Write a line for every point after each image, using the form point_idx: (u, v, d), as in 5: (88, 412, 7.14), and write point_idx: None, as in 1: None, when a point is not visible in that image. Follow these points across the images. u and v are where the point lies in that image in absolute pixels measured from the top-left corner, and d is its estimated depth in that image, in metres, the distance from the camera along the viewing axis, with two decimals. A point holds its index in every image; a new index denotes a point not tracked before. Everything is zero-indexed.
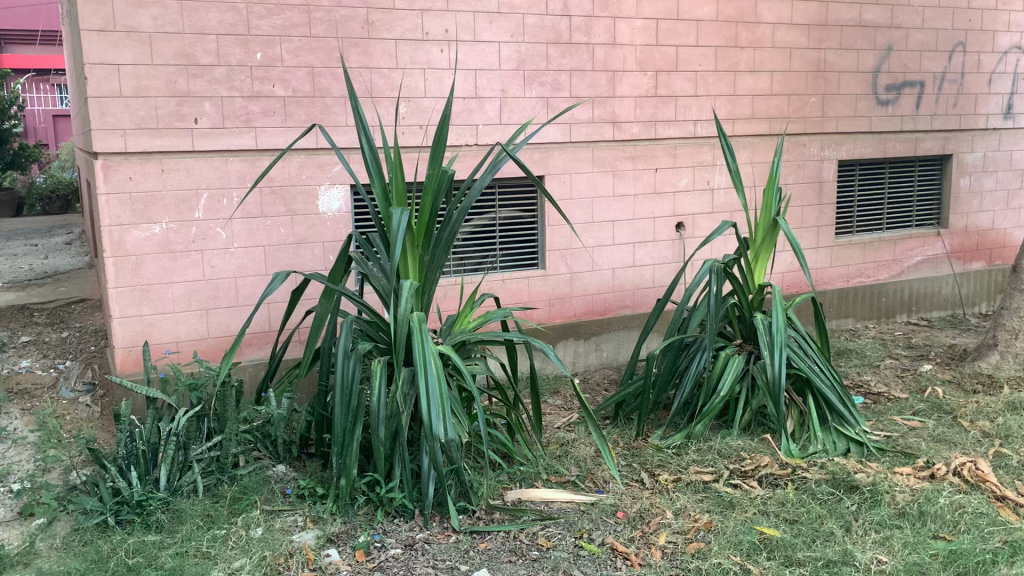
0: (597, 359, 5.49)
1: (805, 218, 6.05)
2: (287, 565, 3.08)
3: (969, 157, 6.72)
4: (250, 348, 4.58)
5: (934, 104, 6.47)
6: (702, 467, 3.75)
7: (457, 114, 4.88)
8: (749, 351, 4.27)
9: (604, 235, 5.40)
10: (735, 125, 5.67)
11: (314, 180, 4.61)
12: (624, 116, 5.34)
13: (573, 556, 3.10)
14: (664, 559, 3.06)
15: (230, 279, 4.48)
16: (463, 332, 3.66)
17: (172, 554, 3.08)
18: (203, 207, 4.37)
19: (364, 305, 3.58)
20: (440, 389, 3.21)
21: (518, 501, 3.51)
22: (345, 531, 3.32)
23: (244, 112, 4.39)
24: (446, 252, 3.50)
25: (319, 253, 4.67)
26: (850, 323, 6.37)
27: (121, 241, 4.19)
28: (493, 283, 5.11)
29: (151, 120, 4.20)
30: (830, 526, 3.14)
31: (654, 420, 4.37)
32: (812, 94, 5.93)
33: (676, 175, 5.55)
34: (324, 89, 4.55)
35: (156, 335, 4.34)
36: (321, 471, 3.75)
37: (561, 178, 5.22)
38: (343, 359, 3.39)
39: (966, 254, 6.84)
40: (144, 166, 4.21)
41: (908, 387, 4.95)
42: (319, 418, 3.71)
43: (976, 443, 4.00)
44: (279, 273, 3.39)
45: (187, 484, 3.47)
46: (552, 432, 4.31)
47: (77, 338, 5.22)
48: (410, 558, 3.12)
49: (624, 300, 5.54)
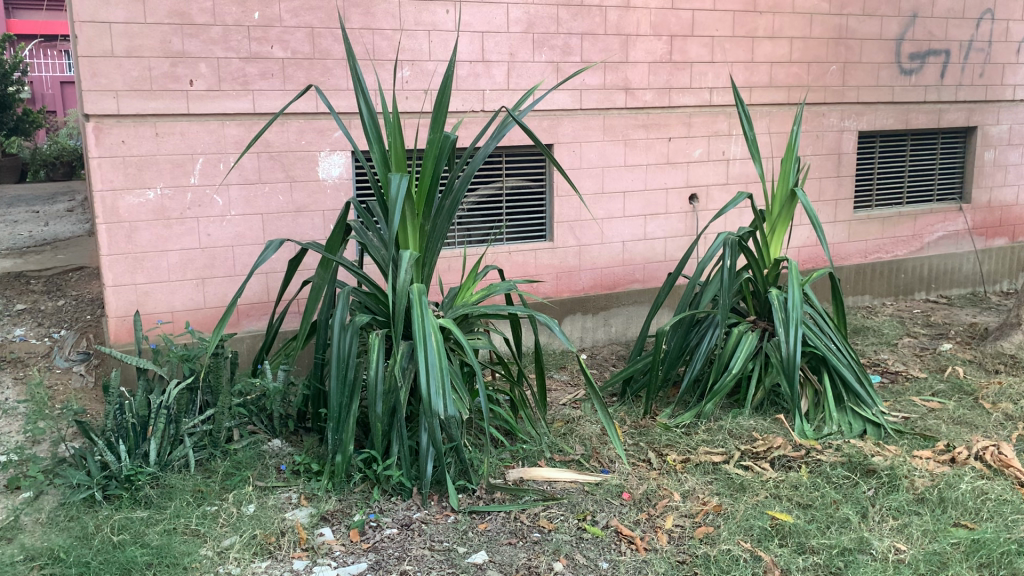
0: (605, 335, 5.34)
1: (824, 191, 5.86)
2: (279, 544, 2.97)
3: (994, 129, 6.49)
4: (247, 318, 4.46)
5: (960, 74, 6.24)
6: (712, 448, 3.61)
7: (462, 78, 4.71)
8: (763, 329, 4.11)
9: (615, 207, 5.23)
10: (752, 93, 5.47)
11: (313, 146, 4.45)
12: (638, 83, 5.14)
13: (575, 539, 2.97)
14: (671, 544, 2.93)
15: (226, 248, 4.34)
16: (465, 305, 3.51)
17: (159, 530, 2.97)
18: (199, 172, 4.22)
19: (364, 277, 3.43)
20: (440, 363, 3.08)
21: (520, 481, 3.39)
22: (340, 509, 3.20)
23: (242, 74, 4.23)
24: (448, 221, 3.36)
25: (318, 222, 4.53)
26: (866, 300, 6.20)
27: (114, 207, 4.07)
28: (498, 255, 4.98)
29: (145, 81, 4.04)
30: (845, 511, 3.00)
31: (663, 398, 4.23)
32: (832, 62, 5.71)
33: (690, 144, 5.37)
34: (324, 51, 4.38)
35: (150, 304, 4.22)
36: (317, 447, 3.63)
37: (570, 147, 5.05)
38: (339, 332, 3.25)
39: (989, 230, 6.63)
40: (138, 130, 4.06)
41: (927, 366, 4.79)
42: (315, 392, 3.59)
43: (998, 426, 3.84)
44: (272, 242, 3.23)
45: (178, 458, 3.37)
46: (557, 409, 4.18)
47: (73, 306, 5.09)
48: (406, 539, 2.99)
49: (634, 274, 5.38)
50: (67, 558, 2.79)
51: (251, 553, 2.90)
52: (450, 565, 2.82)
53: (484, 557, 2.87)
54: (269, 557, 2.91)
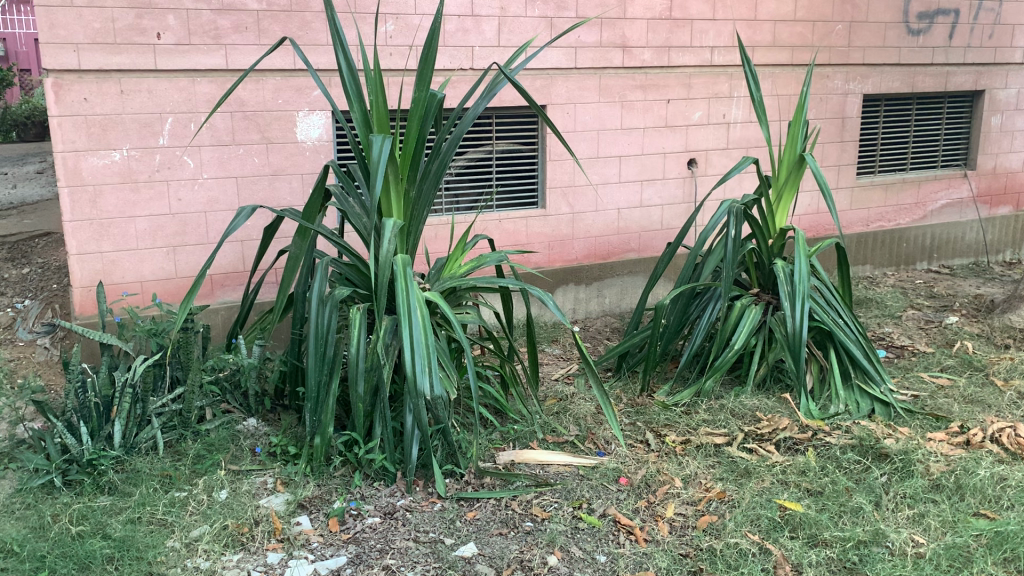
0: (599, 306, 5.13)
1: (827, 156, 5.63)
2: (252, 536, 2.76)
3: (1002, 93, 6.27)
4: (222, 288, 4.21)
5: (969, 35, 6.00)
6: (713, 429, 3.41)
7: (450, 34, 4.44)
8: (767, 302, 3.90)
9: (610, 171, 4.99)
10: (755, 53, 5.21)
11: (291, 105, 4.17)
12: (635, 41, 4.88)
13: (571, 529, 2.78)
14: (673, 535, 2.74)
15: (199, 213, 4.08)
16: (453, 278, 3.28)
17: (123, 520, 2.77)
18: (168, 133, 3.95)
19: (344, 247, 3.19)
20: (426, 340, 2.86)
21: (512, 464, 3.19)
22: (319, 495, 2.99)
23: (213, 27, 3.94)
24: (435, 186, 3.13)
25: (297, 186, 4.26)
26: (868, 271, 6.01)
27: (76, 169, 3.80)
28: (487, 223, 4.74)
29: (108, 34, 3.75)
30: (859, 500, 2.81)
31: (660, 374, 4.04)
32: (838, 21, 5.45)
33: (690, 107, 5.12)
34: (302, 2, 4.09)
35: (117, 274, 3.96)
36: (296, 426, 3.40)
37: (564, 109, 4.79)
38: (317, 306, 3.02)
39: (994, 198, 6.42)
40: (101, 86, 3.78)
41: (934, 340, 4.60)
42: (293, 369, 3.36)
43: (1012, 405, 3.66)
44: (244, 209, 2.95)
45: (145, 440, 3.16)
46: (549, 385, 3.99)
47: (39, 274, 4.81)
48: (389, 529, 2.78)
49: (629, 243, 5.16)
50: (21, 552, 2.57)
51: (222, 545, 2.69)
52: (436, 559, 2.62)
53: (473, 550, 2.67)
54: (241, 549, 2.70)
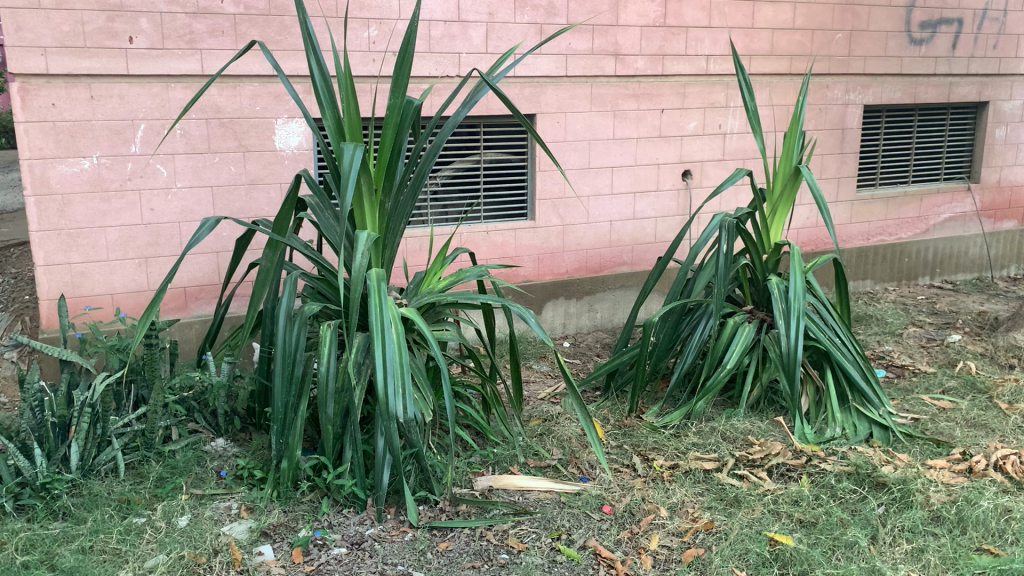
0: (590, 321, 4.98)
1: (826, 167, 5.48)
2: (210, 566, 2.59)
3: (1006, 105, 6.12)
4: (196, 301, 4.07)
5: (973, 45, 5.86)
6: (703, 453, 3.25)
7: (436, 39, 4.31)
8: (762, 320, 3.74)
9: (602, 183, 4.85)
10: (752, 62, 5.07)
11: (269, 112, 4.04)
12: (628, 49, 4.74)
13: (548, 562, 2.62)
14: (656, 570, 2.58)
15: (173, 224, 3.94)
16: (431, 293, 3.13)
17: (74, 549, 2.60)
18: (140, 140, 3.81)
19: (317, 260, 3.03)
20: (399, 359, 2.70)
21: (489, 491, 3.03)
22: (284, 523, 2.84)
23: (188, 31, 3.81)
24: (412, 198, 2.97)
25: (275, 195, 4.12)
26: (868, 286, 5.86)
27: (44, 177, 3.66)
28: (474, 235, 4.59)
29: (78, 37, 3.62)
30: (854, 533, 2.65)
31: (650, 394, 3.88)
32: (838, 30, 5.31)
33: (684, 117, 4.98)
34: (282, 6, 3.96)
35: (86, 287, 3.82)
36: (266, 448, 3.26)
37: (554, 118, 4.65)
38: (286, 323, 2.86)
39: (998, 212, 6.26)
40: (70, 91, 3.65)
41: (935, 359, 4.44)
42: (262, 389, 3.21)
43: (1017, 429, 3.49)
44: (208, 221, 2.80)
45: (105, 462, 3.01)
46: (534, 405, 3.83)
47: (11, 285, 4.67)
48: (355, 561, 2.63)
49: (622, 256, 5.01)
50: None
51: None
52: None
53: None
54: None
